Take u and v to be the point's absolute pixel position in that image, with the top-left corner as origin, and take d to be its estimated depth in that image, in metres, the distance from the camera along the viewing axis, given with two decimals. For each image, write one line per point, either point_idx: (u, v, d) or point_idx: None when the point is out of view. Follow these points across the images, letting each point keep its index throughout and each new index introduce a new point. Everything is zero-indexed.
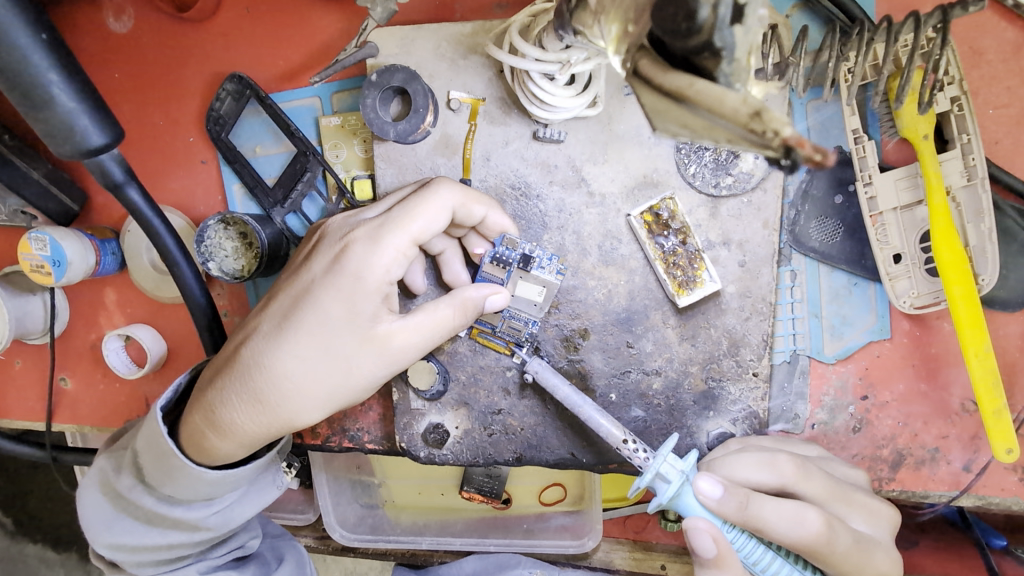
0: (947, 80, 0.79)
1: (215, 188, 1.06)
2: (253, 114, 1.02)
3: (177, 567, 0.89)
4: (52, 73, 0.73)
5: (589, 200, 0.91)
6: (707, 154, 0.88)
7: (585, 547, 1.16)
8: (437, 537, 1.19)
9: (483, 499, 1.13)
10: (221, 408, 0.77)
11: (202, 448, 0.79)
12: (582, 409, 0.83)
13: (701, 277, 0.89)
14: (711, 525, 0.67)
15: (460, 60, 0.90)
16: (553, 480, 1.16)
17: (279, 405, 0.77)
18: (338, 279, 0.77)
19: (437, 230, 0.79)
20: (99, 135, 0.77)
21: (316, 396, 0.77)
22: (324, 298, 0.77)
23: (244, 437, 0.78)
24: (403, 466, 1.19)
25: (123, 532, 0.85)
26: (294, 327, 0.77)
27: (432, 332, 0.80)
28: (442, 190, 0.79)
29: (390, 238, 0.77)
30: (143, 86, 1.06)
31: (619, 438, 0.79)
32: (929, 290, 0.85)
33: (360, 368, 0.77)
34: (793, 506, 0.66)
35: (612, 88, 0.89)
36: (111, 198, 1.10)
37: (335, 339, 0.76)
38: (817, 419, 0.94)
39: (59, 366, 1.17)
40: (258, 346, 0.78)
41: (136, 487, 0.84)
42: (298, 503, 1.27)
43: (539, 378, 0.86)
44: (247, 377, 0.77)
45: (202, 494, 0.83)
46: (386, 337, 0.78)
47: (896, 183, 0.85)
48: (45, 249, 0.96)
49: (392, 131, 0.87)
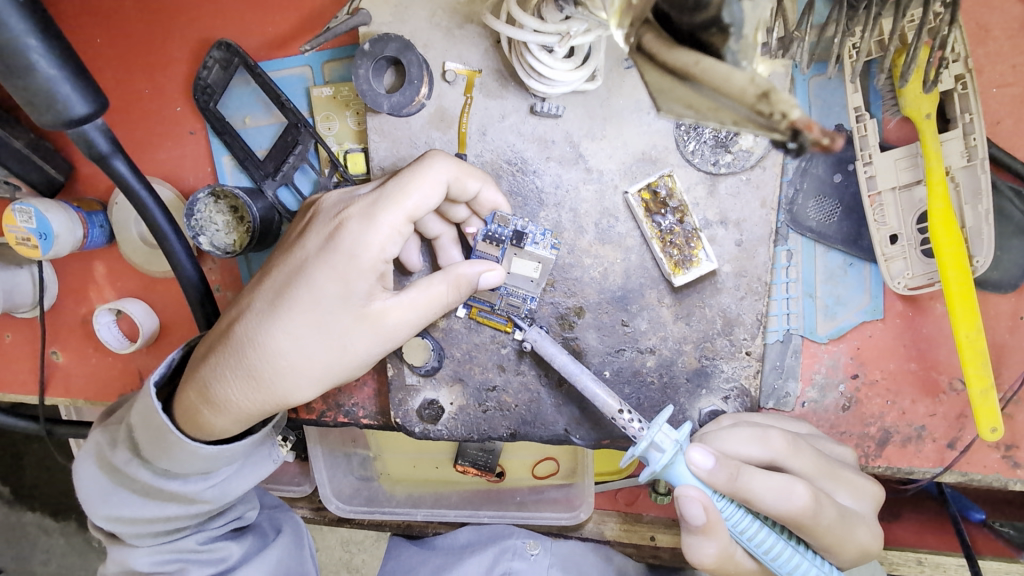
0: (952, 57, 0.77)
1: (204, 159, 1.03)
2: (241, 84, 1.00)
3: (175, 538, 0.90)
4: (30, 38, 0.70)
5: (586, 176, 0.89)
6: (707, 131, 0.87)
7: (579, 519, 1.18)
8: (431, 509, 1.21)
9: (477, 472, 1.15)
10: (215, 384, 0.76)
11: (197, 423, 0.79)
12: (579, 378, 0.83)
13: (698, 256, 0.88)
14: (702, 493, 0.67)
15: (456, 30, 0.88)
16: (546, 454, 1.18)
17: (273, 382, 0.77)
18: (332, 256, 0.76)
19: (432, 206, 0.78)
20: (82, 105, 0.75)
21: (310, 372, 0.77)
22: (318, 276, 0.76)
23: (239, 412, 0.78)
24: (398, 440, 1.20)
25: (120, 504, 0.85)
26: (288, 304, 0.76)
27: (427, 310, 0.80)
28: (437, 164, 0.77)
29: (385, 215, 0.76)
30: (128, 53, 1.02)
31: (615, 408, 0.80)
32: (923, 271, 0.85)
33: (355, 345, 0.77)
34: (782, 479, 0.67)
35: (612, 61, 0.86)
36: (97, 169, 1.07)
37: (329, 316, 0.76)
38: (807, 397, 0.95)
39: (50, 340, 1.16)
40: (252, 323, 0.77)
41: (132, 462, 0.84)
42: (294, 476, 1.29)
43: (537, 347, 0.87)
44: (241, 353, 0.76)
45: (197, 468, 0.83)
46: (381, 314, 0.77)
47: (895, 163, 0.84)
48: (30, 221, 0.94)
49: (385, 104, 0.85)
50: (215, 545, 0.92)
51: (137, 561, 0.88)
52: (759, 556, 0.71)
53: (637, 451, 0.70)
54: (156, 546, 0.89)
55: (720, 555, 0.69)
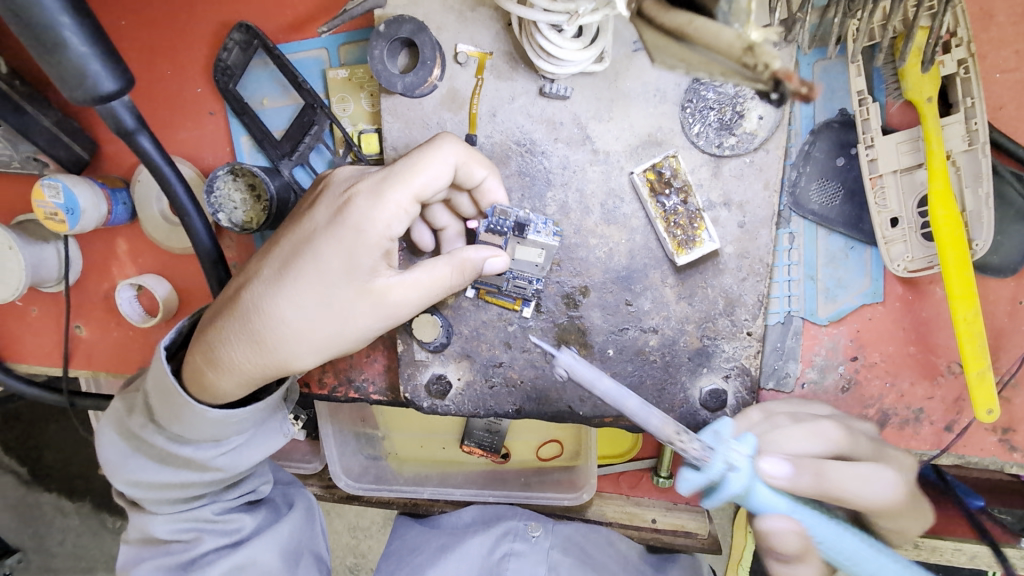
0: (955, 41, 0.79)
1: (223, 140, 1.06)
2: (260, 65, 1.03)
3: (192, 506, 0.94)
4: (63, 16, 0.73)
5: (593, 158, 0.90)
6: (712, 113, 0.87)
7: (581, 499, 1.33)
8: (437, 489, 1.35)
9: (482, 454, 1.29)
10: (223, 347, 0.80)
11: (205, 385, 0.82)
12: (627, 404, 0.73)
13: (701, 236, 0.89)
14: (789, 517, 0.70)
15: (467, 13, 0.88)
16: (551, 438, 1.30)
17: (278, 349, 0.80)
18: (339, 230, 0.79)
19: (439, 187, 0.80)
20: (111, 81, 0.78)
21: (312, 341, 0.80)
22: (325, 249, 0.79)
23: (244, 377, 0.81)
24: (404, 422, 1.33)
25: (136, 468, 0.89)
26: (295, 275, 0.79)
27: (429, 289, 0.82)
28: (446, 146, 0.80)
29: (394, 193, 0.79)
30: (153, 34, 1.05)
31: (673, 432, 0.71)
32: (923, 255, 0.87)
33: (357, 319, 0.80)
34: (861, 468, 0.73)
35: (620, 43, 0.87)
36: (122, 147, 1.10)
37: (333, 288, 0.79)
38: (807, 378, 0.98)
39: (74, 314, 1.20)
40: (261, 291, 0.80)
41: (147, 426, 0.88)
42: (304, 454, 1.44)
43: (573, 373, 0.74)
44: (249, 320, 0.80)
45: (208, 434, 0.87)
46: (383, 289, 0.80)
47: (897, 147, 0.85)
48: (58, 196, 0.99)
49: (399, 84, 0.87)
50: (229, 516, 0.96)
51: (157, 528, 0.93)
52: (835, 561, 0.72)
53: (711, 471, 0.69)
54: (174, 513, 0.93)
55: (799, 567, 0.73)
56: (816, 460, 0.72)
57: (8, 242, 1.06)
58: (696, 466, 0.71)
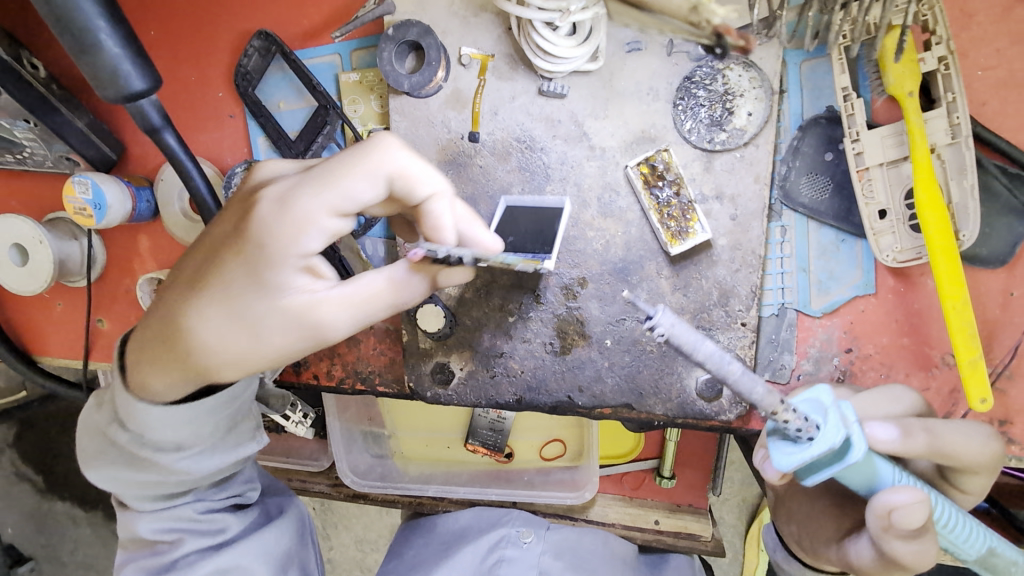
0: (935, 40, 0.83)
1: (241, 141, 1.13)
2: (277, 71, 1.09)
3: (175, 504, 0.98)
4: (100, 20, 0.80)
5: (590, 153, 0.95)
6: (703, 110, 0.92)
7: (582, 498, 1.51)
8: (442, 486, 1.53)
9: (486, 451, 1.47)
10: (157, 360, 0.83)
11: (143, 384, 0.85)
12: (730, 369, 0.63)
13: (694, 228, 0.92)
14: (914, 490, 0.68)
15: (471, 18, 0.94)
16: (554, 436, 1.50)
17: (204, 358, 0.81)
18: (246, 246, 0.78)
19: (363, 201, 0.78)
20: (140, 81, 0.84)
21: (233, 356, 0.80)
22: (246, 262, 0.78)
23: (175, 381, 0.84)
24: (411, 422, 1.50)
25: (108, 465, 0.92)
26: (216, 286, 0.79)
27: (361, 305, 0.81)
28: (374, 156, 0.77)
29: (307, 204, 0.77)
30: (176, 42, 1.12)
31: (778, 402, 0.62)
32: (911, 246, 0.90)
33: (276, 333, 0.80)
34: (962, 426, 0.75)
35: (614, 45, 0.92)
36: (147, 149, 1.16)
37: (248, 303, 0.78)
38: (803, 370, 0.99)
39: (96, 309, 1.26)
40: (185, 299, 0.81)
41: (113, 425, 0.90)
42: (314, 452, 1.60)
43: (678, 337, 0.61)
44: (175, 328, 0.81)
45: (169, 438, 0.88)
46: (307, 306, 0.79)
47: (883, 140, 0.88)
48: (88, 192, 1.05)
49: (405, 82, 0.94)
50: (212, 516, 1.00)
51: (141, 527, 0.96)
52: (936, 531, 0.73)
53: (838, 440, 0.61)
54: (156, 512, 0.97)
55: (917, 551, 0.70)
56: (920, 421, 0.74)
57: (38, 236, 1.13)
58: (795, 438, 0.64)
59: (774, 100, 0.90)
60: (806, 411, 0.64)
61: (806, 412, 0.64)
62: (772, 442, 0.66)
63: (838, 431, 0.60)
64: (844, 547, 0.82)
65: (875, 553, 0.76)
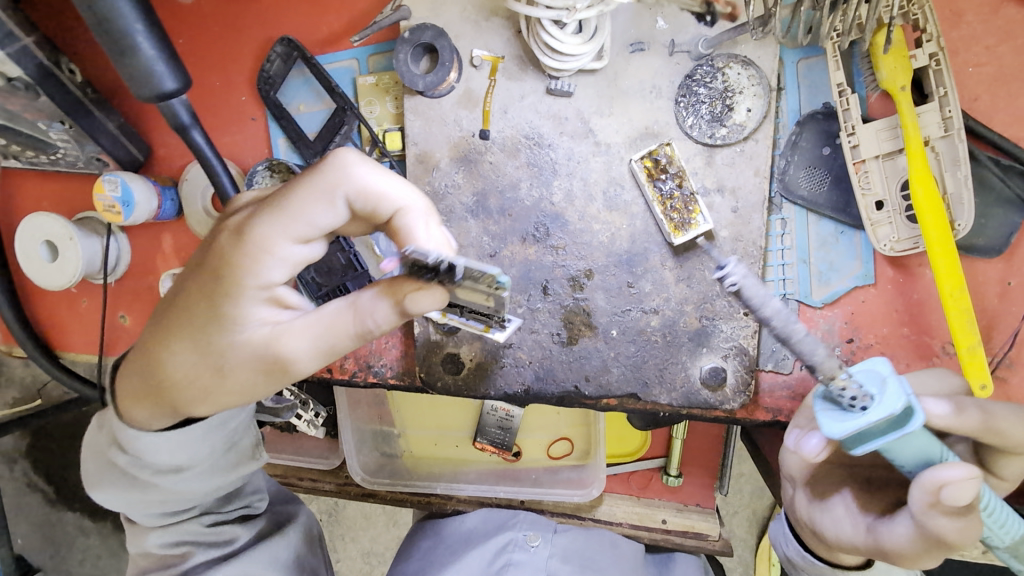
0: (926, 37, 0.86)
1: (263, 142, 1.18)
2: (298, 75, 1.15)
3: (182, 518, 1.01)
4: (137, 24, 0.86)
5: (595, 149, 0.99)
6: (704, 107, 0.96)
7: (591, 495, 1.52)
8: (450, 483, 1.55)
9: (495, 449, 1.50)
10: (141, 394, 0.86)
11: (129, 412, 0.87)
12: (796, 328, 0.65)
13: (696, 219, 0.96)
14: (968, 467, 0.69)
15: (483, 22, 0.99)
16: (561, 435, 1.53)
17: (176, 388, 0.82)
18: (209, 278, 0.79)
19: (320, 224, 0.77)
20: (173, 81, 0.90)
21: (202, 388, 0.81)
22: (209, 295, 0.78)
23: (158, 409, 0.85)
24: (421, 420, 1.54)
25: (106, 487, 0.93)
26: (185, 317, 0.80)
27: (323, 337, 0.78)
28: (329, 178, 0.76)
29: (262, 234, 0.76)
30: (201, 49, 1.18)
31: (831, 370, 0.64)
32: (909, 235, 0.93)
33: (242, 364, 0.79)
34: (1016, 413, 0.77)
35: (619, 46, 0.96)
36: (173, 151, 1.22)
37: (213, 334, 0.79)
38: (805, 360, 1.02)
39: (119, 305, 1.31)
40: (161, 330, 0.82)
41: (113, 448, 0.91)
42: (323, 451, 1.62)
43: (746, 289, 0.63)
44: (153, 358, 0.82)
45: (167, 461, 0.90)
46: (268, 338, 0.77)
47: (878, 134, 0.91)
48: (117, 190, 1.10)
49: (420, 82, 0.98)
50: (220, 528, 1.05)
51: (152, 543, 1.00)
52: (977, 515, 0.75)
53: (893, 408, 0.61)
54: (165, 527, 1.00)
55: (960, 528, 0.71)
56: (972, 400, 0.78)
57: (68, 232, 1.18)
58: (847, 406, 0.65)
59: (772, 97, 0.94)
60: (860, 380, 0.65)
61: (862, 381, 0.64)
62: (823, 409, 0.66)
63: (896, 400, 0.61)
64: (875, 530, 0.82)
65: (912, 534, 0.76)
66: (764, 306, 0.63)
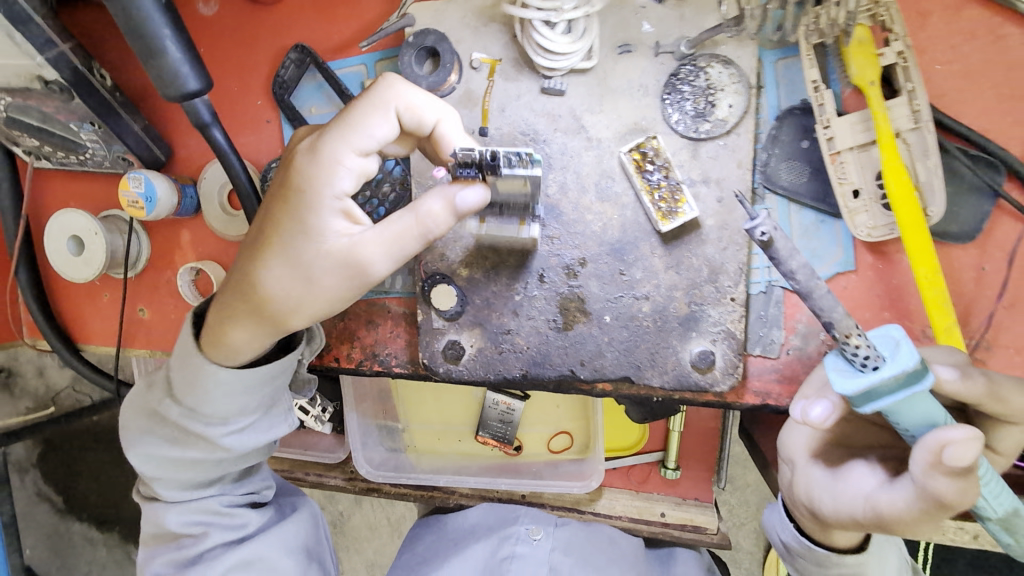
0: (893, 36, 0.93)
1: (277, 143, 1.26)
2: (310, 81, 1.23)
3: (201, 495, 1.08)
4: (165, 29, 0.94)
5: (587, 144, 1.05)
6: (689, 103, 1.02)
7: (589, 487, 1.55)
8: (452, 476, 1.60)
9: (497, 443, 1.52)
10: (232, 319, 0.91)
11: (220, 343, 0.94)
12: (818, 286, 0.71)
13: (683, 208, 1.02)
14: (968, 433, 0.65)
15: (482, 28, 1.07)
16: (560, 429, 1.55)
17: (269, 308, 0.89)
18: (289, 196, 0.88)
19: (377, 137, 0.89)
20: (196, 81, 0.98)
21: (295, 300, 0.88)
22: (291, 213, 0.87)
23: (249, 334, 0.92)
24: (425, 415, 1.57)
25: (152, 444, 1.04)
26: (271, 238, 0.88)
27: (397, 239, 0.86)
28: (380, 96, 0.89)
29: (333, 148, 0.87)
30: (221, 57, 1.27)
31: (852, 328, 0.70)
32: (884, 222, 0.98)
33: (330, 271, 0.87)
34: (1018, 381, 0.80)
35: (608, 48, 1.04)
36: (192, 152, 1.30)
37: (301, 246, 0.87)
38: (792, 345, 1.07)
39: (138, 299, 1.38)
40: (247, 257, 0.90)
41: (166, 401, 1.01)
42: (329, 445, 1.66)
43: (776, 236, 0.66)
44: (243, 282, 0.90)
45: (222, 411, 0.99)
46: (350, 246, 0.86)
47: (852, 127, 0.97)
48: (140, 186, 1.18)
49: (423, 82, 1.06)
50: (235, 511, 1.10)
51: (170, 521, 1.06)
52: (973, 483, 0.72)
53: (906, 367, 0.68)
54: (185, 504, 1.07)
55: (962, 491, 0.66)
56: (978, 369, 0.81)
57: (94, 228, 1.26)
58: (858, 365, 0.71)
59: (751, 94, 1.00)
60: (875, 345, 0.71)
61: (878, 346, 0.71)
62: (834, 367, 0.73)
63: (909, 358, 0.68)
64: (873, 498, 0.79)
65: (911, 498, 0.72)
66: (788, 258, 0.69)
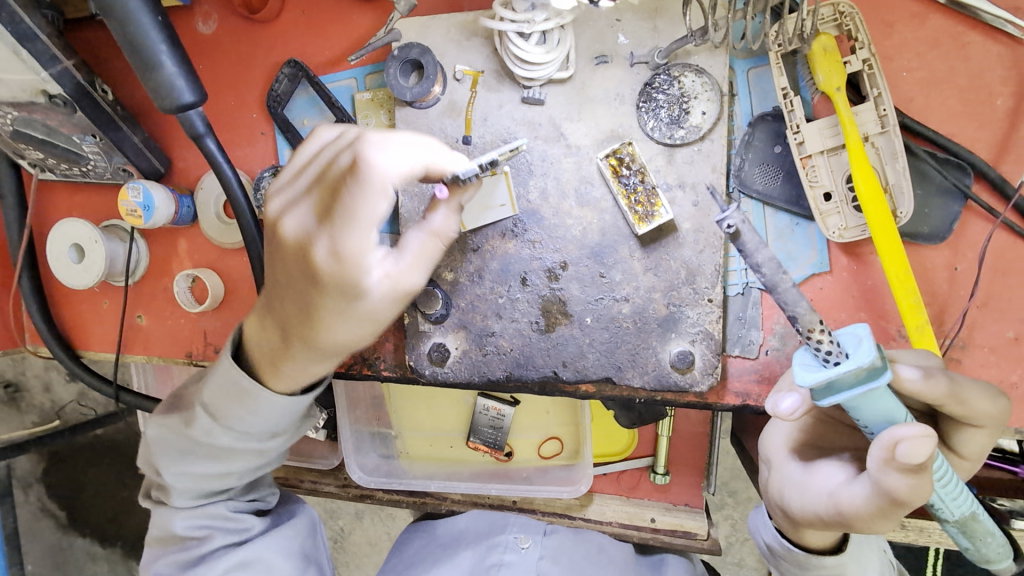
0: (858, 45, 0.97)
1: (271, 154, 1.31)
2: (303, 94, 1.28)
3: (212, 501, 1.10)
4: (162, 45, 0.99)
5: (567, 151, 1.09)
6: (663, 111, 1.06)
7: (579, 491, 1.54)
8: (444, 481, 1.58)
9: (487, 449, 1.54)
10: (304, 367, 0.96)
11: (286, 380, 0.98)
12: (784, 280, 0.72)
13: (659, 211, 1.05)
14: (920, 430, 0.67)
15: (464, 42, 1.12)
16: (551, 435, 1.57)
17: (337, 349, 0.93)
18: (327, 285, 0.84)
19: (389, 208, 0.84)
20: (190, 93, 1.02)
21: (364, 338, 0.93)
22: (335, 291, 0.85)
23: (314, 367, 0.97)
24: (417, 422, 1.59)
25: (192, 465, 1.05)
26: (324, 313, 0.87)
27: (427, 258, 0.94)
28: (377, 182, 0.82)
29: (358, 243, 0.83)
30: (219, 72, 1.32)
31: (816, 323, 0.71)
32: (855, 224, 1.01)
33: (389, 309, 0.91)
34: (984, 387, 0.81)
35: (585, 59, 1.08)
36: (190, 163, 1.35)
37: (359, 309, 0.87)
38: (770, 346, 1.08)
39: (137, 306, 1.42)
40: (299, 328, 0.90)
41: (212, 430, 1.02)
42: (323, 452, 1.69)
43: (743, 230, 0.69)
44: (306, 346, 0.91)
45: (277, 427, 1.04)
46: (398, 286, 0.89)
47: (822, 131, 1.00)
48: (138, 196, 1.22)
49: (408, 93, 1.09)
50: (240, 516, 1.13)
51: (176, 524, 1.08)
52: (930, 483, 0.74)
53: (865, 363, 0.68)
54: (193, 509, 1.09)
55: (912, 489, 0.70)
56: (941, 370, 0.80)
57: (94, 236, 1.30)
58: (821, 360, 0.71)
59: (724, 101, 1.04)
60: (839, 341, 0.72)
61: (843, 342, 0.71)
62: (799, 360, 0.73)
63: (868, 354, 0.68)
64: (834, 494, 0.81)
65: (868, 494, 0.75)
66: (755, 251, 0.71)
